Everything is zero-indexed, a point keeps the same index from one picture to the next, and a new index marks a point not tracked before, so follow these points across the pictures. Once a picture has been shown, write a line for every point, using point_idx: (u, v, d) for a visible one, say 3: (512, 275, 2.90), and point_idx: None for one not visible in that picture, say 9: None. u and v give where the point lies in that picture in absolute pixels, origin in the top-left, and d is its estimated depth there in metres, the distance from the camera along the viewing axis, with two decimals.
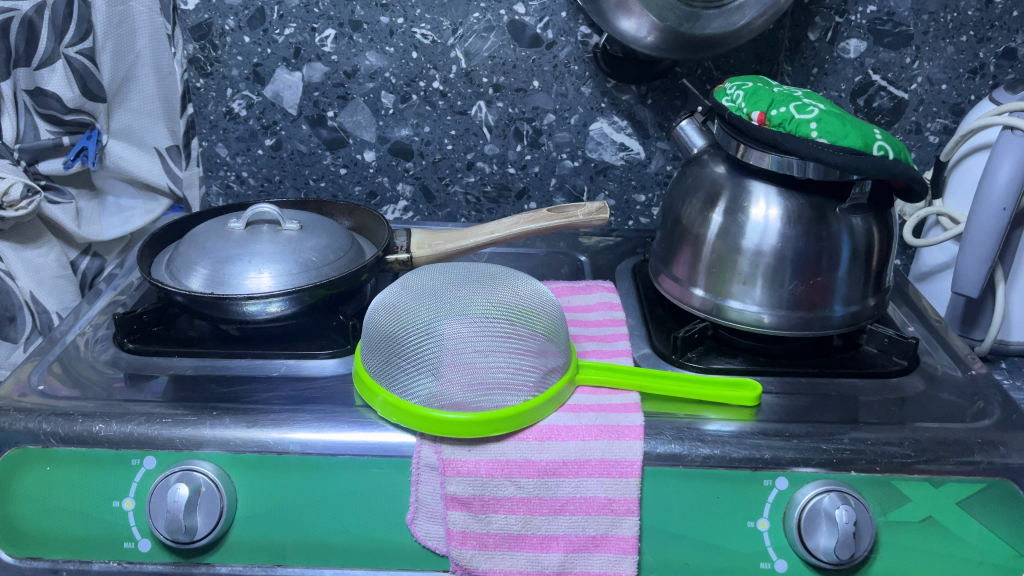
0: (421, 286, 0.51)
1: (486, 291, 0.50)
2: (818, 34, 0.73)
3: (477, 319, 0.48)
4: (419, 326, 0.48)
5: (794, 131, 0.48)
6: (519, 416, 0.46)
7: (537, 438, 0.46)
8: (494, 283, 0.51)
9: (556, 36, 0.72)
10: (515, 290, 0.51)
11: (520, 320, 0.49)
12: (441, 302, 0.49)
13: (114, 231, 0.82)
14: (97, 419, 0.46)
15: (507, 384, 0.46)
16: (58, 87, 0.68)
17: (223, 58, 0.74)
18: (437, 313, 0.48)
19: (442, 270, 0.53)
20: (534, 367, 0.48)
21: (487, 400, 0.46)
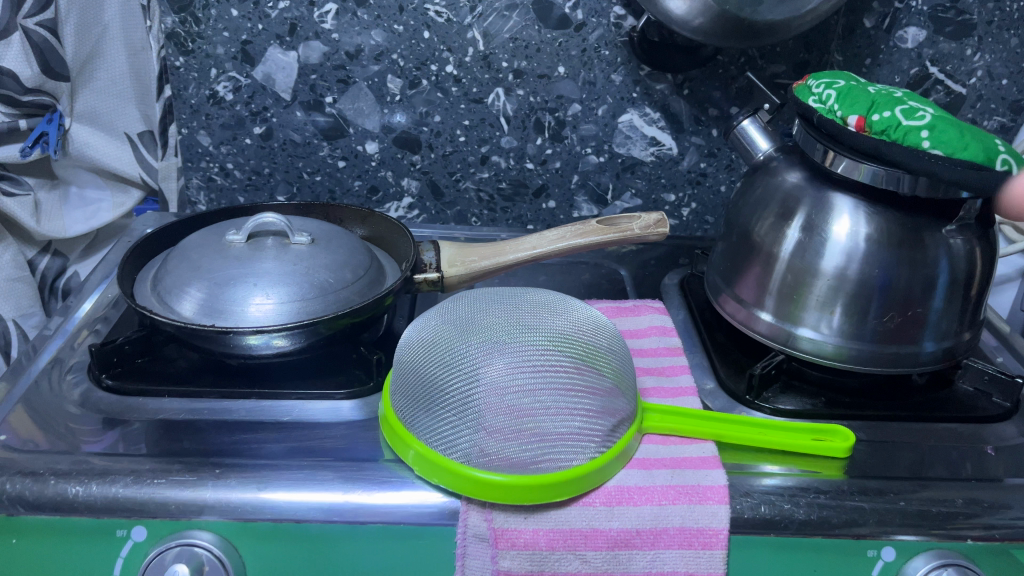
0: (461, 318, 0.43)
1: (538, 323, 0.43)
2: (874, 21, 0.66)
3: (530, 357, 0.41)
4: (461, 364, 0.40)
5: (902, 140, 0.41)
6: (584, 477, 0.38)
7: (606, 503, 0.39)
8: (546, 314, 0.44)
9: (586, 17, 0.64)
10: (573, 325, 0.44)
11: (581, 362, 0.41)
12: (487, 336, 0.42)
13: (78, 228, 0.73)
14: (73, 479, 0.38)
15: (566, 437, 0.39)
16: (14, 62, 0.61)
17: (207, 35, 0.64)
18: (482, 349, 0.41)
19: (483, 299, 0.45)
20: (598, 416, 0.40)
21: (544, 458, 0.38)
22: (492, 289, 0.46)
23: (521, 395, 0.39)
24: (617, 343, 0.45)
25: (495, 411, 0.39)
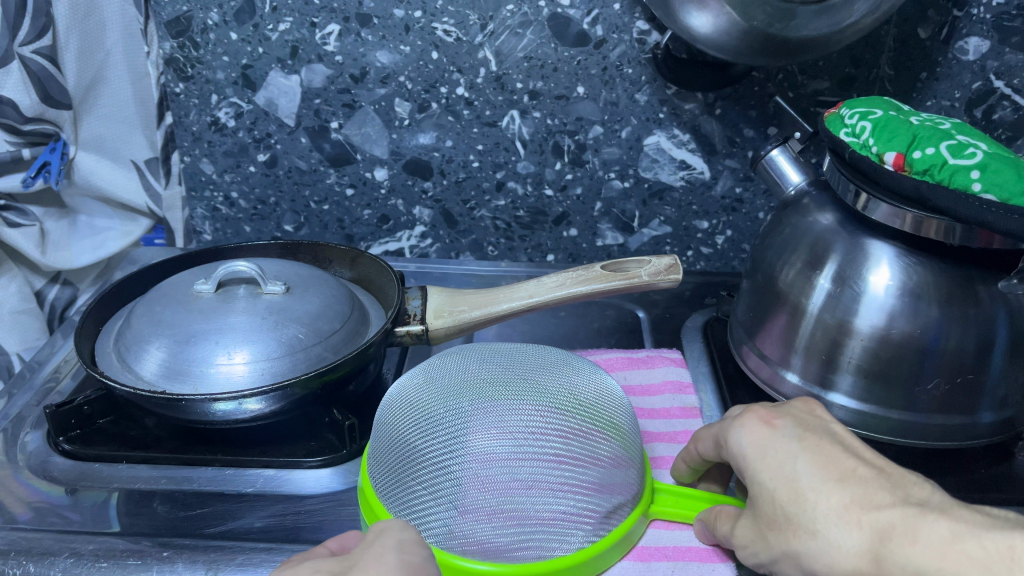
0: (449, 377, 0.39)
1: (535, 386, 0.38)
2: (930, 31, 0.59)
3: (519, 424, 0.36)
4: (439, 429, 0.36)
5: (947, 181, 0.35)
6: (572, 568, 0.34)
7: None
8: (544, 371, 0.39)
9: (606, 33, 0.59)
10: (575, 387, 0.39)
11: (579, 431, 0.36)
12: (472, 399, 0.37)
13: (86, 257, 0.71)
14: (10, 560, 0.35)
15: (553, 521, 0.34)
16: (14, 91, 0.58)
17: (207, 59, 0.62)
18: (467, 412, 0.36)
19: (474, 356, 0.41)
20: (595, 492, 0.36)
21: (526, 541, 0.34)
22: (483, 345, 0.42)
23: (506, 472, 0.35)
24: (622, 406, 0.41)
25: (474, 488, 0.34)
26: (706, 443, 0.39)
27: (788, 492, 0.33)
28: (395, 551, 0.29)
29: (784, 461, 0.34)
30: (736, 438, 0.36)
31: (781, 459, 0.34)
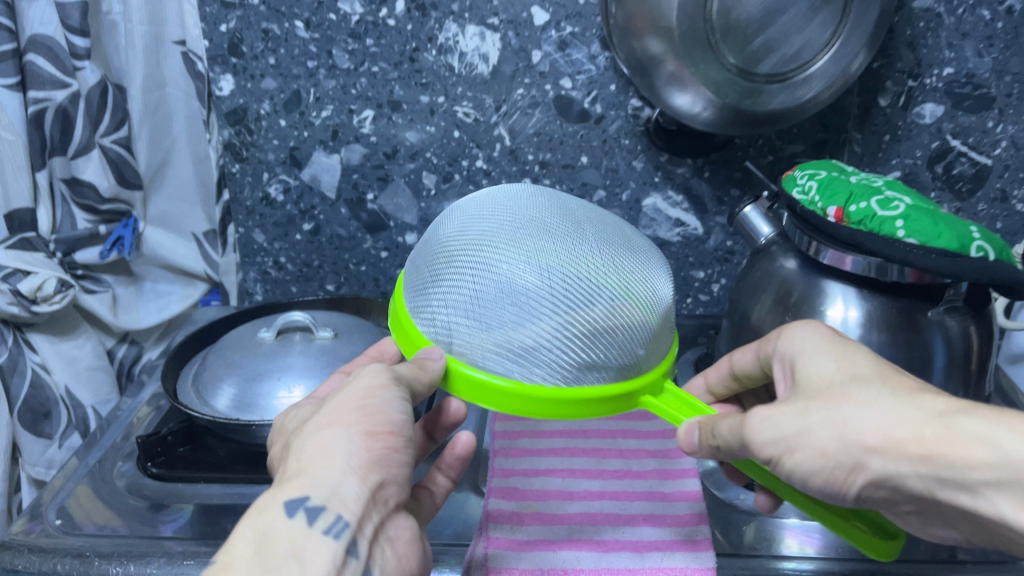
0: (523, 215, 0.42)
1: (591, 245, 0.41)
2: (889, 99, 0.67)
3: (570, 277, 0.39)
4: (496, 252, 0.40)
5: (878, 230, 0.43)
6: (551, 398, 0.38)
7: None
8: (613, 246, 0.42)
9: (605, 110, 0.68)
10: (627, 263, 0.42)
11: (611, 291, 0.39)
12: (538, 239, 0.40)
13: (151, 318, 0.80)
14: (114, 560, 0.42)
15: (551, 354, 0.39)
16: (93, 176, 0.69)
17: (259, 143, 0.71)
18: (527, 250, 0.40)
19: (550, 206, 0.44)
20: (600, 350, 0.39)
21: (528, 370, 0.39)
22: (567, 202, 0.45)
23: (530, 307, 0.38)
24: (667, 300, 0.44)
25: (503, 317, 0.39)
26: (746, 356, 0.47)
27: (854, 373, 0.36)
28: (364, 377, 0.39)
29: (854, 360, 0.37)
30: (802, 335, 0.41)
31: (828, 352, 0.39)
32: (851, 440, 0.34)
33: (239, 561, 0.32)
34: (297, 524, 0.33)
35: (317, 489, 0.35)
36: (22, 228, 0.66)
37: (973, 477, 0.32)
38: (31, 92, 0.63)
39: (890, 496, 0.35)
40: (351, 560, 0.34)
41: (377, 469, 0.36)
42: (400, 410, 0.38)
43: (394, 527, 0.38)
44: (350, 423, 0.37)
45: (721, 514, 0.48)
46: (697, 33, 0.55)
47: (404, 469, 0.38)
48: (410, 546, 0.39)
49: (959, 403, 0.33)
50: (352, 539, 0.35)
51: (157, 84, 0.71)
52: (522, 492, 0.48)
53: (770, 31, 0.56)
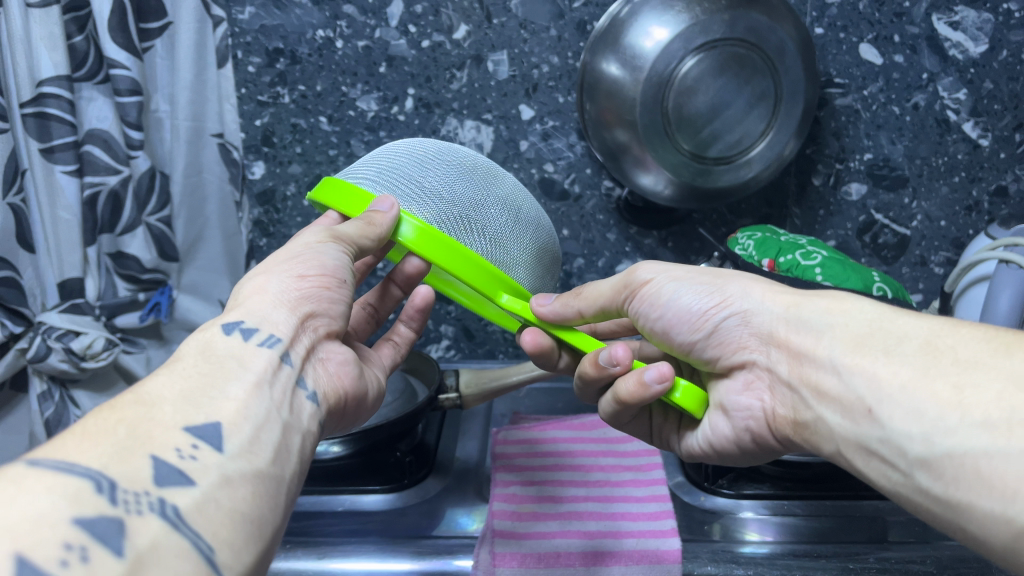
0: (457, 157, 0.53)
1: (493, 198, 0.51)
2: (821, 179, 0.80)
3: (465, 196, 0.49)
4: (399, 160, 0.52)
5: (802, 274, 0.55)
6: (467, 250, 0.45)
7: (583, 563, 0.53)
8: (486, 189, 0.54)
9: (582, 190, 0.81)
10: (515, 227, 0.52)
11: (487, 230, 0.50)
12: (459, 174, 0.51)
13: None
14: None
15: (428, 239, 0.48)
16: (137, 250, 0.78)
17: (285, 221, 0.86)
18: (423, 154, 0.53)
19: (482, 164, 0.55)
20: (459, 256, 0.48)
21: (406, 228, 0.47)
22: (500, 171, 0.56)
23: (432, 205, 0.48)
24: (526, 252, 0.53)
25: (407, 188, 0.48)
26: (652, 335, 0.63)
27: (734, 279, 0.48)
28: (304, 237, 0.46)
29: None
30: None
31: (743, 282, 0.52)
32: (748, 288, 0.45)
33: (187, 357, 0.36)
34: (233, 339, 0.38)
35: (252, 316, 0.40)
36: (72, 294, 0.74)
37: (826, 358, 0.39)
38: (88, 177, 0.73)
39: (741, 348, 0.46)
40: (286, 364, 0.39)
41: (306, 302, 0.43)
42: (335, 257, 0.45)
43: (325, 352, 0.44)
44: (284, 268, 0.43)
45: (687, 512, 0.60)
46: (656, 124, 0.67)
47: (335, 305, 0.45)
48: (341, 372, 0.45)
49: (857, 304, 0.41)
50: (286, 352, 0.39)
51: (194, 170, 0.81)
52: (520, 496, 0.59)
53: (716, 122, 0.68)
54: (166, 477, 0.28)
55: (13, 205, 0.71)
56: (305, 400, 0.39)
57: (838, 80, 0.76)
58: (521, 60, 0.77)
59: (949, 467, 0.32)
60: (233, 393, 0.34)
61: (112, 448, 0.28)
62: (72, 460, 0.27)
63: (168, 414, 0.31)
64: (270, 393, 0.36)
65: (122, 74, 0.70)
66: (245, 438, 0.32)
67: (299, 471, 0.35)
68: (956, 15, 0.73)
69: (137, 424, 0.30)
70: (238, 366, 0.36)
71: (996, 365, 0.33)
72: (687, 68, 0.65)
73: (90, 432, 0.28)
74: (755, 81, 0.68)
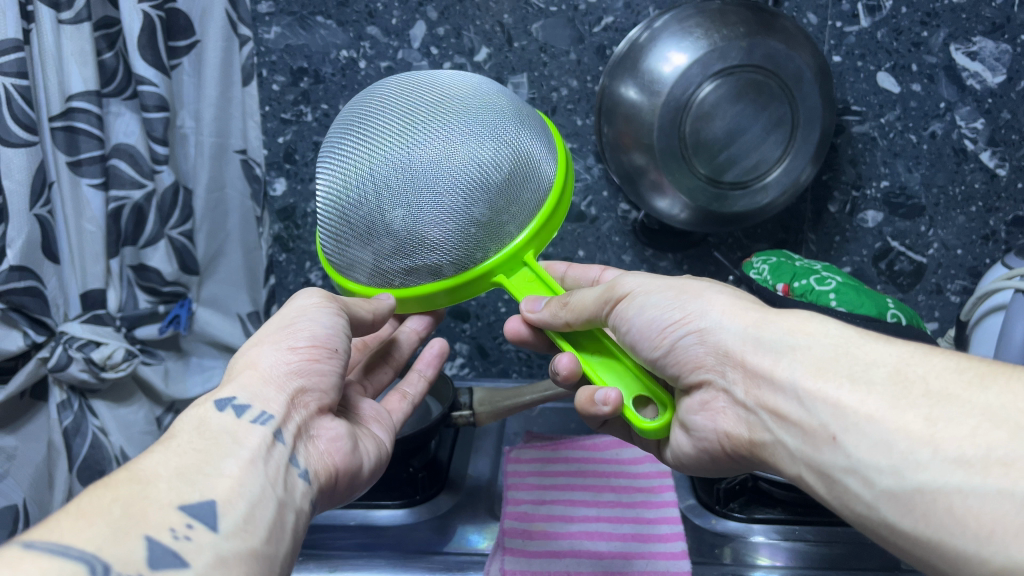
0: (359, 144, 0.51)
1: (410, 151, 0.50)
2: (837, 206, 0.80)
3: (402, 185, 0.49)
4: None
5: (816, 299, 0.56)
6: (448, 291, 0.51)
7: None
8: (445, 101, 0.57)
9: (599, 212, 0.82)
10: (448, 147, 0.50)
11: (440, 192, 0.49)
12: (379, 166, 0.50)
13: (197, 389, 0.89)
14: None
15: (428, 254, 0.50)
16: (159, 263, 0.78)
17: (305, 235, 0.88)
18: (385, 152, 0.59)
19: (377, 115, 0.52)
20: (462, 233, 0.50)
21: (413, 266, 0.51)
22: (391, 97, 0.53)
23: (396, 231, 0.50)
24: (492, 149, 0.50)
25: (373, 239, 0.51)
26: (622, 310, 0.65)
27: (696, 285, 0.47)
28: (307, 301, 0.48)
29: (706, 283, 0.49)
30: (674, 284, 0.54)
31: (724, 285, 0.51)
32: (709, 306, 0.45)
33: (183, 432, 0.38)
34: (226, 416, 0.40)
35: (245, 391, 0.42)
36: (94, 305, 0.76)
37: (786, 381, 0.39)
38: (113, 191, 0.74)
39: (697, 366, 0.45)
40: (279, 444, 0.40)
41: (297, 376, 0.44)
42: (326, 326, 0.46)
43: (315, 429, 0.44)
44: (276, 342, 0.45)
45: (698, 535, 0.61)
46: (673, 148, 0.68)
47: (325, 377, 0.45)
48: (331, 448, 0.44)
49: (822, 325, 0.41)
50: (278, 430, 0.40)
51: (218, 186, 0.82)
52: (532, 515, 0.60)
53: (733, 147, 0.69)
54: (159, 559, 0.31)
55: (40, 217, 0.70)
56: (298, 478, 0.40)
57: (855, 107, 0.76)
58: (540, 83, 0.78)
59: (919, 504, 0.32)
60: (228, 470, 0.36)
61: (106, 529, 0.30)
62: (66, 544, 0.29)
63: (163, 492, 0.33)
64: (264, 469, 0.38)
65: (150, 90, 0.71)
66: (239, 516, 0.34)
67: (292, 550, 0.37)
68: (974, 46, 0.73)
69: (132, 502, 0.32)
70: (231, 442, 0.38)
71: (968, 399, 0.34)
72: (704, 94, 0.66)
73: (87, 511, 0.31)
74: (772, 108, 0.68)
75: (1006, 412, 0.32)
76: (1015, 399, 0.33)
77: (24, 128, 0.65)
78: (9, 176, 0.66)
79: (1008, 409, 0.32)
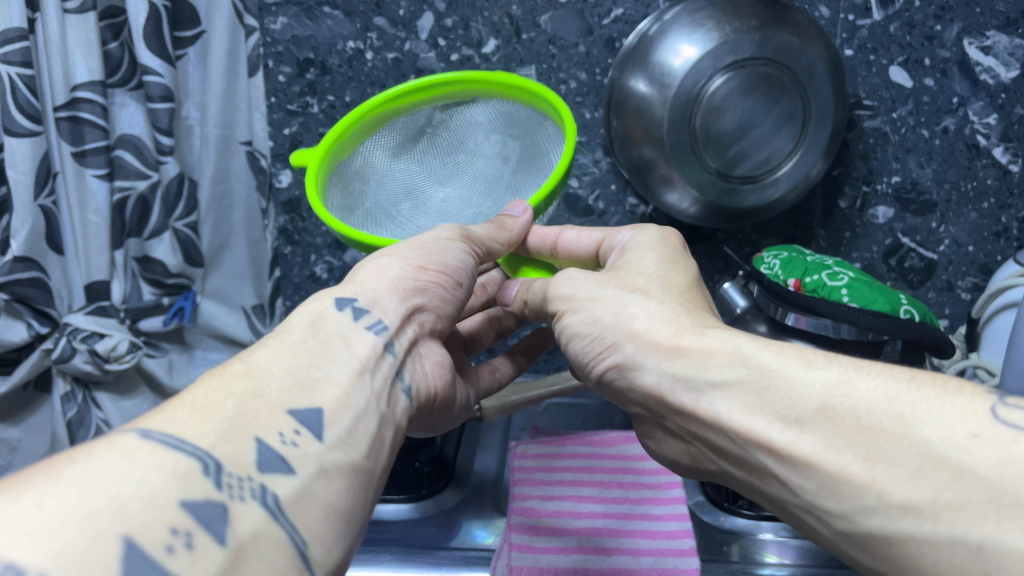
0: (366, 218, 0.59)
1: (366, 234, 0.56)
2: (848, 202, 0.80)
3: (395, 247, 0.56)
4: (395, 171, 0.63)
5: (828, 296, 0.55)
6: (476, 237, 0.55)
7: None
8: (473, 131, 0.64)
9: (606, 206, 0.82)
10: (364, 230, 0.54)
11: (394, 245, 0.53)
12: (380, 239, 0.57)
13: (201, 382, 0.88)
14: None
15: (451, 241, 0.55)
16: (163, 255, 0.78)
17: (310, 228, 0.86)
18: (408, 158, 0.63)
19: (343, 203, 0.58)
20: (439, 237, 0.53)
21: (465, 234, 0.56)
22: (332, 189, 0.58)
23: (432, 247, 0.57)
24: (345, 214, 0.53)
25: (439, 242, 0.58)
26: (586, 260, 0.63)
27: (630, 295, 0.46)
28: (432, 229, 0.51)
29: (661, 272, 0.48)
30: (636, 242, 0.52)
31: (649, 252, 0.50)
32: (625, 339, 0.45)
33: (295, 330, 0.41)
34: (343, 317, 0.44)
35: (367, 296, 0.46)
36: (98, 297, 0.75)
37: (713, 417, 0.39)
38: (118, 182, 0.73)
39: (632, 397, 0.47)
40: (389, 355, 0.44)
41: (419, 291, 0.48)
42: (458, 256, 0.51)
43: (425, 349, 0.49)
44: (407, 256, 0.49)
45: (706, 533, 0.60)
46: (683, 142, 0.67)
47: (442, 300, 0.50)
48: (435, 373, 0.49)
49: (738, 348, 0.40)
50: (389, 341, 0.44)
51: (222, 178, 0.82)
52: (538, 511, 0.59)
53: (743, 142, 0.68)
54: (268, 462, 0.33)
55: (45, 208, 0.70)
56: (401, 393, 0.44)
57: (867, 101, 0.75)
58: (549, 75, 0.77)
59: (876, 545, 0.32)
60: (338, 379, 0.40)
61: (219, 427, 0.33)
62: (180, 438, 0.31)
63: (275, 395, 0.36)
64: (371, 381, 0.41)
65: (154, 81, 0.71)
66: (341, 429, 0.37)
67: (387, 463, 0.40)
68: (988, 40, 0.72)
69: (245, 401, 0.35)
70: (342, 348, 0.41)
71: (904, 437, 0.32)
72: (715, 87, 0.65)
73: (203, 407, 0.34)
74: (784, 102, 0.68)
75: (942, 449, 0.31)
76: (952, 432, 0.31)
77: (29, 118, 0.65)
78: (14, 166, 0.66)
79: (944, 446, 0.31)
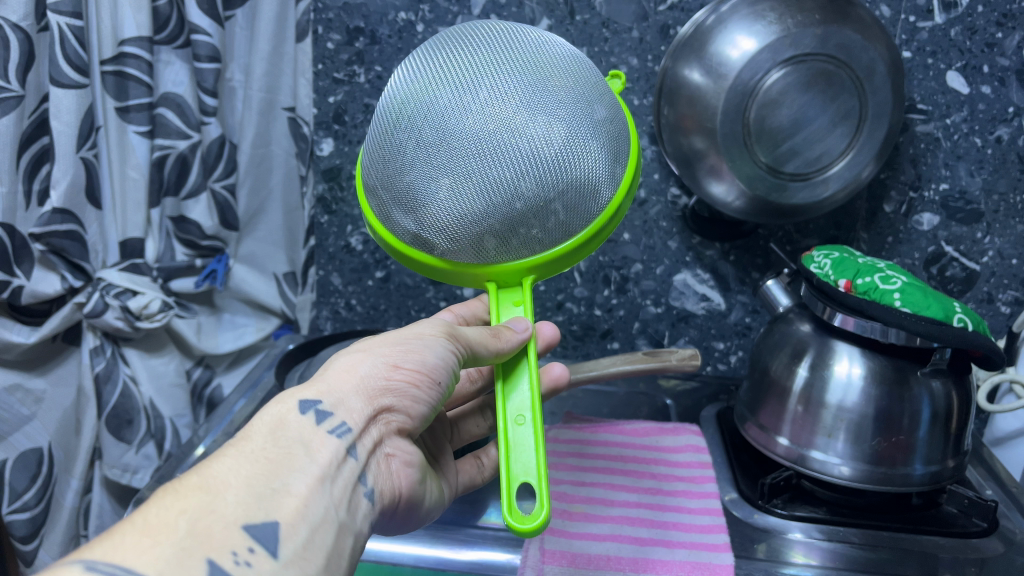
0: (421, 165, 0.47)
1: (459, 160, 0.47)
2: (893, 206, 0.79)
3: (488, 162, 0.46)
4: (450, 181, 0.47)
5: (879, 299, 0.55)
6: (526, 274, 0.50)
7: (633, 568, 0.53)
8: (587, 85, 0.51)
9: (648, 195, 0.81)
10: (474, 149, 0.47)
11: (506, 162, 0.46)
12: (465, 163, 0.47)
13: (229, 346, 0.88)
14: None
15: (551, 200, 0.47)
16: (199, 215, 0.78)
17: (347, 200, 0.86)
18: (457, 137, 0.47)
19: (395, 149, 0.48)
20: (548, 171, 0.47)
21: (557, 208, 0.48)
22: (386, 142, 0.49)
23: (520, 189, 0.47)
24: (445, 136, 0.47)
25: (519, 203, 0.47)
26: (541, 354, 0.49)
27: None
28: (421, 325, 0.48)
29: None
30: None
31: None
32: None
33: (256, 436, 0.39)
34: (307, 421, 0.41)
35: (330, 397, 0.42)
36: (132, 254, 0.74)
37: None
38: (159, 140, 0.73)
39: None
40: (350, 458, 0.41)
41: (388, 393, 0.45)
42: (437, 356, 0.46)
43: (392, 447, 0.45)
44: (382, 354, 0.46)
45: (738, 529, 0.58)
46: (736, 133, 0.66)
47: (416, 404, 0.46)
48: (402, 474, 0.45)
49: None
50: (353, 444, 0.41)
51: (264, 142, 0.82)
52: (571, 497, 0.60)
53: (797, 138, 0.67)
54: None
55: (86, 160, 0.69)
56: (363, 497, 0.41)
57: (921, 105, 0.74)
58: (600, 59, 0.76)
59: None
60: (296, 488, 0.37)
61: (170, 551, 0.31)
62: (128, 568, 0.29)
63: (230, 508, 0.34)
64: (331, 488, 0.39)
65: (203, 40, 0.71)
66: (298, 543, 0.35)
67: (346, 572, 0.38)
68: None
69: (199, 518, 0.33)
70: (305, 456, 0.39)
71: None
72: (772, 81, 0.64)
73: (153, 528, 0.31)
74: (841, 99, 0.67)
75: None
76: None
77: (75, 70, 0.65)
78: (58, 117, 0.65)
79: None
